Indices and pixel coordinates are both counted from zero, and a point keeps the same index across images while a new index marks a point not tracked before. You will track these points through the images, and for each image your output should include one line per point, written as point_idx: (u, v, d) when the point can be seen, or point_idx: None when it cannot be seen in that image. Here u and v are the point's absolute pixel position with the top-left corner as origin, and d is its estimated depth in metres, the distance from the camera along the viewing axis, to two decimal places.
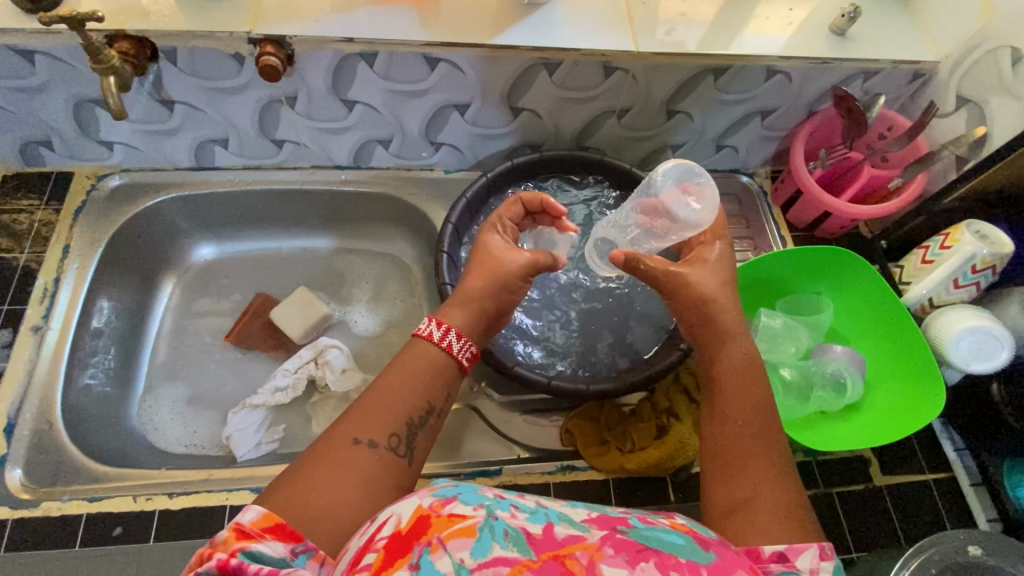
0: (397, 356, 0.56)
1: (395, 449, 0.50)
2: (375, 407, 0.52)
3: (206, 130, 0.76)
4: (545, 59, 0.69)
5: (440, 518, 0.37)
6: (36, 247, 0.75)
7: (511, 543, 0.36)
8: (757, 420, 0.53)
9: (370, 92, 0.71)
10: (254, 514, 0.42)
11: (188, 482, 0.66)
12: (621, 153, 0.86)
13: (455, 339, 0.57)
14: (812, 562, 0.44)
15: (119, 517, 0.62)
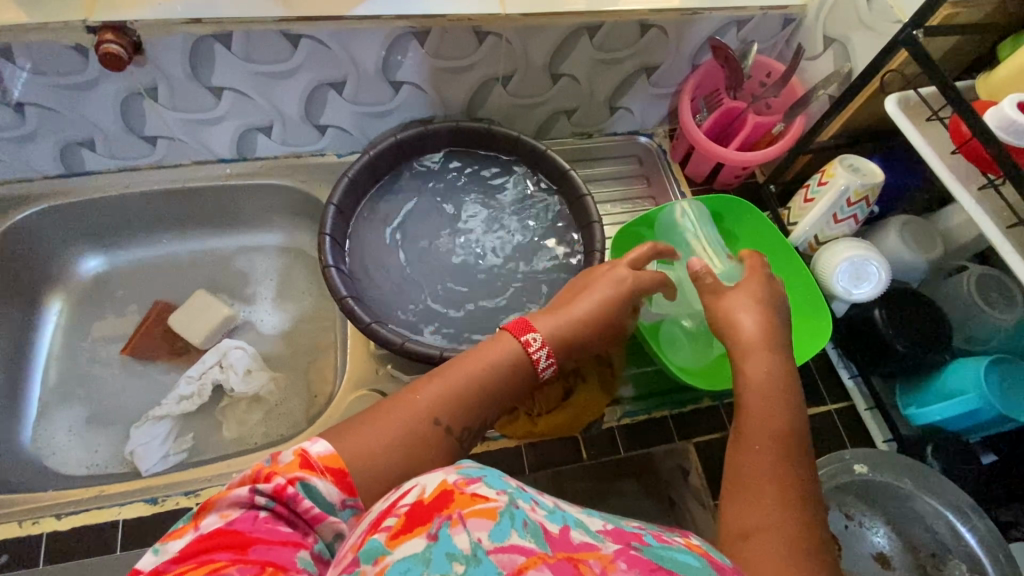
0: (487, 342, 0.50)
1: (464, 443, 0.46)
2: (477, 395, 0.47)
3: (68, 133, 0.72)
4: (412, 29, 0.67)
5: (462, 496, 0.34)
6: None
7: (529, 535, 0.33)
8: (778, 434, 0.46)
9: (236, 77, 0.69)
10: (321, 447, 0.40)
11: (79, 500, 0.62)
12: (516, 122, 0.86)
13: (547, 358, 0.50)
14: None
15: (4, 544, 0.60)
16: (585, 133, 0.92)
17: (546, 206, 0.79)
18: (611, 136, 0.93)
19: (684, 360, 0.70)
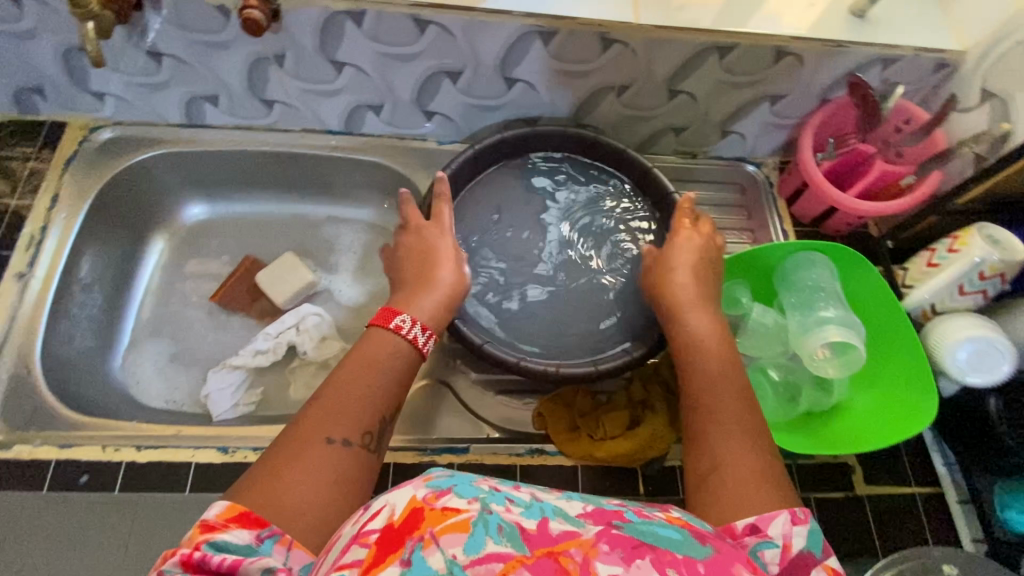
0: (352, 355, 0.54)
1: (368, 446, 0.49)
2: (336, 407, 0.49)
3: (196, 87, 0.75)
4: (540, 28, 0.66)
5: (434, 511, 0.35)
6: (26, 195, 0.76)
7: (505, 539, 0.34)
8: (729, 391, 0.54)
9: (360, 54, 0.70)
10: (218, 508, 0.41)
11: (158, 436, 0.66)
12: (621, 134, 0.83)
13: (421, 332, 0.57)
14: (784, 528, 0.44)
15: (86, 465, 0.63)
16: (690, 153, 0.88)
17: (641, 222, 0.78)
18: (715, 160, 0.89)
19: (769, 415, 0.66)
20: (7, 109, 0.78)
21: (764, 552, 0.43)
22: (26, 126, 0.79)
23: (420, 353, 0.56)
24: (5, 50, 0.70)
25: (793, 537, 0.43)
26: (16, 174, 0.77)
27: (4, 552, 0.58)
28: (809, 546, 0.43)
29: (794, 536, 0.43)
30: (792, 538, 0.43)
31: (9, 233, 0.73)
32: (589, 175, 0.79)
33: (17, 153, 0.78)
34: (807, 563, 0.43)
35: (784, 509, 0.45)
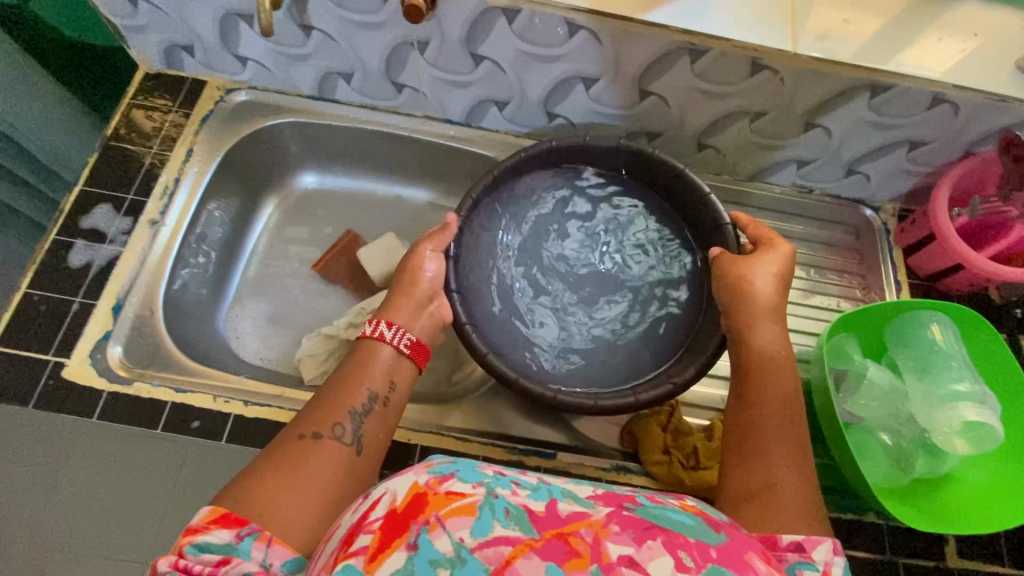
0: (346, 361, 0.61)
1: (342, 437, 0.54)
2: (314, 410, 0.55)
3: (335, 62, 0.77)
4: (692, 45, 0.65)
5: (437, 496, 0.39)
6: (163, 147, 0.79)
7: (512, 522, 0.38)
8: (782, 412, 0.56)
9: (502, 51, 0.70)
10: (202, 512, 0.47)
11: (263, 394, 0.69)
12: (739, 160, 0.82)
13: (388, 329, 0.62)
14: (825, 554, 0.45)
15: (198, 411, 0.66)
16: (806, 188, 0.86)
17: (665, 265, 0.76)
18: (831, 198, 0.87)
19: (875, 475, 0.64)
20: (155, 62, 0.81)
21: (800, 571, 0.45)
22: (167, 79, 0.82)
23: (398, 350, 0.61)
24: (168, 7, 0.72)
25: (831, 563, 0.45)
26: (155, 124, 0.80)
27: (118, 481, 0.62)
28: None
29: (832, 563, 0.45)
30: (830, 566, 0.44)
31: (146, 181, 0.76)
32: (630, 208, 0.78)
33: (157, 104, 0.81)
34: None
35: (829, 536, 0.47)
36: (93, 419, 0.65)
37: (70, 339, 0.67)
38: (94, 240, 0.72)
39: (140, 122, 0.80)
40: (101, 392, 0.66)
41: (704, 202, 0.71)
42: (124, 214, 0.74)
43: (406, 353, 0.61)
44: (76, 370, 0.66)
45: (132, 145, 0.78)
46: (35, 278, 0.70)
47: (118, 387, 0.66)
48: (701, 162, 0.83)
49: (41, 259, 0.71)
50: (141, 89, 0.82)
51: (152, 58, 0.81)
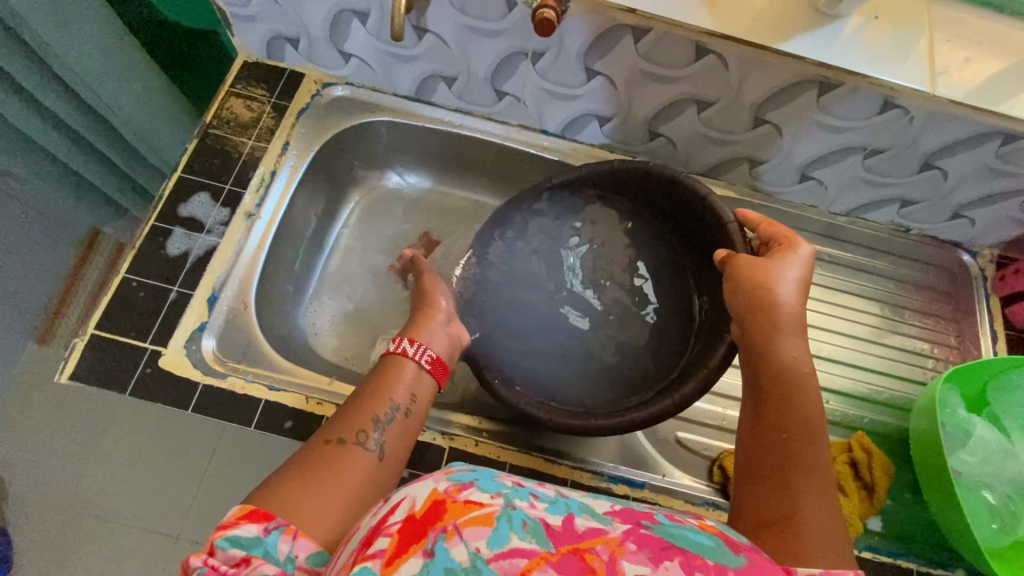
0: (372, 373, 0.60)
1: (363, 443, 0.52)
2: (343, 417, 0.54)
3: (441, 66, 0.75)
4: (823, 78, 0.62)
5: (456, 504, 0.36)
6: (261, 138, 0.78)
7: (529, 535, 0.35)
8: (799, 433, 0.51)
9: (620, 68, 0.68)
10: (231, 511, 0.45)
11: None
12: (840, 193, 0.80)
13: (410, 344, 0.61)
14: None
15: (290, 412, 0.66)
16: (903, 227, 0.85)
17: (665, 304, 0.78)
18: (927, 238, 0.85)
19: (980, 532, 0.64)
20: (256, 51, 0.80)
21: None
22: (266, 70, 0.82)
23: (420, 364, 0.61)
24: None
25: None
26: (253, 115, 0.79)
27: (213, 474, 0.62)
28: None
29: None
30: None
31: (243, 173, 0.76)
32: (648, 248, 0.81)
33: (255, 94, 0.80)
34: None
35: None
36: (189, 411, 0.65)
37: (167, 328, 0.68)
38: (193, 229, 0.72)
39: (238, 111, 0.79)
40: (197, 385, 0.66)
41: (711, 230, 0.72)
42: (222, 205, 0.74)
43: (426, 369, 0.61)
44: (172, 361, 0.66)
45: (230, 136, 0.78)
46: (136, 264, 0.70)
47: (213, 380, 0.66)
48: (800, 192, 0.82)
49: (140, 245, 0.71)
50: (240, 77, 0.81)
51: (253, 48, 0.80)
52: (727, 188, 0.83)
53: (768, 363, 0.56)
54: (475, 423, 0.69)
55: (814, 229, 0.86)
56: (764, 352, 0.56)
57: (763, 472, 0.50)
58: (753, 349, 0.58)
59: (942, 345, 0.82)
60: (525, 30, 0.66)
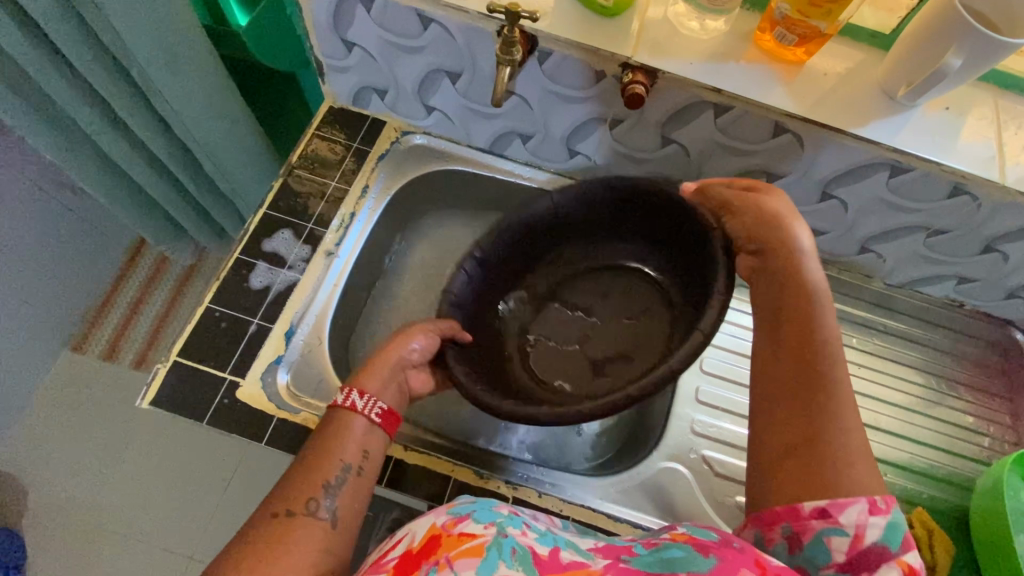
0: (319, 430, 0.59)
1: (315, 512, 0.53)
2: (289, 486, 0.54)
3: (519, 125, 0.79)
4: (896, 162, 0.65)
5: (450, 537, 0.44)
6: (342, 180, 0.82)
7: (517, 561, 0.42)
8: (807, 363, 0.55)
9: (696, 138, 0.72)
10: None
11: (419, 439, 0.70)
12: (898, 266, 0.82)
13: (359, 398, 0.60)
14: (859, 517, 0.47)
15: None
16: (956, 301, 0.87)
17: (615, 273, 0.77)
18: (981, 314, 0.88)
19: None
20: (342, 98, 0.85)
21: (830, 538, 0.48)
22: (350, 115, 0.86)
23: (370, 419, 0.60)
24: (380, 56, 0.75)
25: (868, 527, 0.47)
26: (336, 157, 0.83)
27: None
28: (885, 539, 0.47)
29: (869, 527, 0.47)
30: (866, 530, 0.47)
31: (326, 213, 0.79)
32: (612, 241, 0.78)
33: (339, 138, 0.85)
34: (879, 553, 0.46)
35: (866, 498, 0.48)
36: (262, 443, 0.67)
37: (245, 359, 0.70)
38: (275, 264, 0.75)
39: (322, 153, 0.84)
40: (271, 417, 0.67)
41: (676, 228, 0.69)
42: (304, 243, 0.77)
43: (379, 422, 0.60)
44: (248, 392, 0.68)
45: (314, 177, 0.82)
46: (218, 295, 0.73)
47: (287, 413, 0.68)
48: (857, 261, 0.84)
49: (223, 277, 0.74)
50: (326, 121, 0.85)
51: (341, 95, 0.85)
52: None
53: (791, 298, 0.58)
54: (538, 474, 0.69)
55: (869, 297, 0.87)
56: (793, 288, 0.58)
57: (781, 396, 0.55)
58: (777, 284, 0.60)
59: (985, 420, 0.83)
60: (609, 98, 0.70)
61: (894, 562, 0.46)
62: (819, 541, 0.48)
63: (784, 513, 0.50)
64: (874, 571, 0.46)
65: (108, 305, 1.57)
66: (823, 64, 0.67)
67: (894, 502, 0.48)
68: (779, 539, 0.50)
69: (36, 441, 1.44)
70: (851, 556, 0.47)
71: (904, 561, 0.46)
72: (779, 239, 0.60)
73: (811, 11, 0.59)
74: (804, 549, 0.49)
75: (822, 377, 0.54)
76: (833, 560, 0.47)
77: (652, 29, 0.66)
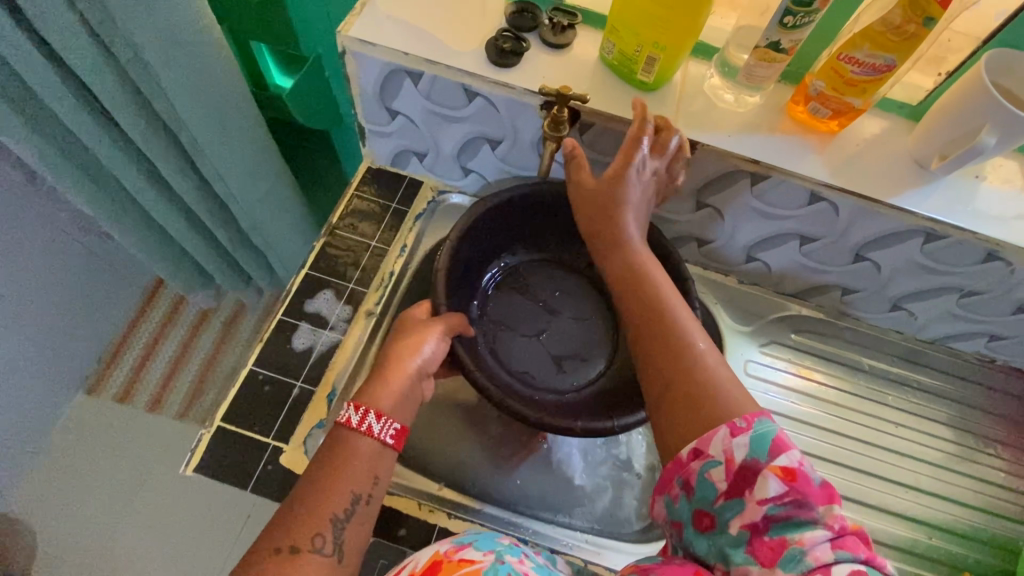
0: (324, 452, 0.57)
1: (319, 547, 0.52)
2: (295, 516, 0.53)
3: None
4: (930, 230, 0.67)
5: (451, 562, 0.51)
6: (383, 240, 0.84)
7: None
8: (649, 311, 0.60)
9: (732, 204, 0.74)
10: None
11: (462, 504, 0.72)
12: (928, 323, 0.83)
13: (375, 420, 0.58)
14: (723, 443, 0.48)
15: (404, 519, 0.69)
16: (987, 357, 0.87)
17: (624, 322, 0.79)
18: (1013, 369, 0.88)
19: None
20: (380, 159, 0.87)
21: (710, 472, 0.48)
22: (388, 175, 0.88)
23: (382, 441, 0.58)
24: (423, 124, 0.77)
25: (733, 449, 0.47)
26: (375, 218, 0.86)
27: None
28: (752, 454, 0.47)
29: (735, 449, 0.47)
30: (733, 451, 0.47)
31: (367, 273, 0.81)
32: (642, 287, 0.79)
33: (379, 198, 0.87)
34: (754, 469, 0.46)
35: (725, 425, 0.49)
36: None
37: (289, 423, 0.70)
38: (318, 325, 0.76)
39: (361, 214, 0.86)
40: None
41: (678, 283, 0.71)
42: (345, 303, 0.78)
43: (389, 446, 0.59)
44: (292, 458, 0.68)
45: (354, 236, 0.84)
46: (263, 358, 0.74)
47: None
48: (887, 318, 0.85)
49: (268, 338, 0.75)
50: (364, 181, 0.88)
51: (379, 156, 0.87)
52: (815, 310, 0.88)
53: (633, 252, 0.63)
54: (581, 542, 0.72)
55: (899, 352, 0.88)
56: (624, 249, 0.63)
57: (646, 330, 0.59)
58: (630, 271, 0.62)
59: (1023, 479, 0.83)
60: None
61: (767, 470, 0.46)
62: (702, 478, 0.49)
63: (673, 468, 0.51)
64: (757, 489, 0.46)
65: (124, 346, 1.54)
66: (858, 132, 0.69)
67: (753, 415, 0.49)
68: (678, 492, 0.51)
69: (44, 489, 1.40)
70: (730, 482, 0.47)
71: (775, 467, 0.46)
72: (612, 189, 0.63)
73: (846, 89, 0.62)
74: (695, 492, 0.49)
75: (682, 352, 0.56)
76: (717, 492, 0.48)
77: (690, 102, 0.68)
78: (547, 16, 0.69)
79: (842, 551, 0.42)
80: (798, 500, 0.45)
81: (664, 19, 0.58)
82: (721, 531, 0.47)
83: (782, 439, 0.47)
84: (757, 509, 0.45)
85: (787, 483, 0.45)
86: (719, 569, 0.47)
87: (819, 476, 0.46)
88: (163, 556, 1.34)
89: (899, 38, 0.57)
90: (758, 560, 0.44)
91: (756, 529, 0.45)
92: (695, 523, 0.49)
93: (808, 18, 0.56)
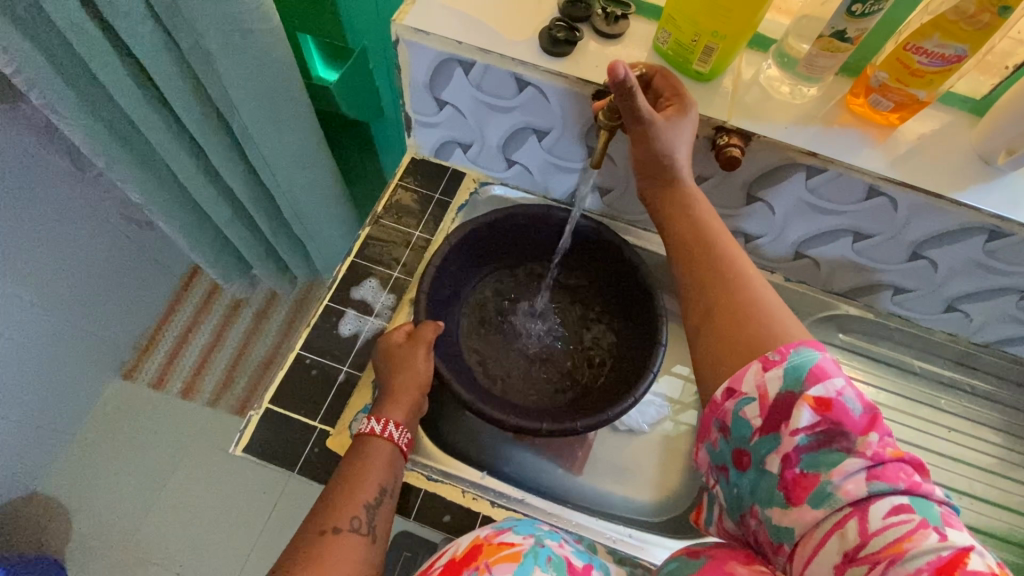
0: (353, 451, 0.63)
1: (358, 528, 0.57)
2: (333, 504, 0.58)
3: (604, 179, 0.80)
4: (996, 227, 0.65)
5: (490, 547, 0.54)
6: (427, 231, 0.85)
7: (550, 568, 0.52)
8: (698, 237, 0.62)
9: (786, 199, 0.73)
10: None
11: (505, 493, 0.72)
12: (983, 326, 0.81)
13: (394, 428, 0.64)
14: (756, 379, 0.50)
15: (448, 506, 0.70)
16: None
17: (599, 337, 0.82)
18: None
19: None
20: (425, 150, 0.88)
21: (744, 410, 0.50)
22: (430, 165, 0.89)
23: (400, 448, 0.64)
24: (470, 115, 0.77)
25: (768, 383, 0.49)
26: (417, 208, 0.87)
27: None
28: (786, 386, 0.48)
29: (768, 382, 0.49)
30: (767, 386, 0.49)
31: (411, 262, 0.82)
32: (618, 304, 0.82)
33: (420, 188, 0.88)
34: (787, 401, 0.48)
35: (758, 360, 0.51)
36: None
37: (335, 407, 0.72)
38: (363, 312, 0.78)
39: (402, 205, 0.87)
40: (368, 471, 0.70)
41: (651, 295, 0.73)
42: (390, 292, 0.80)
43: (403, 451, 0.65)
44: (337, 441, 0.70)
45: (398, 225, 0.85)
46: (310, 343, 0.76)
47: None
48: (940, 320, 0.83)
49: (314, 324, 0.77)
50: (408, 171, 0.89)
51: (424, 147, 0.87)
52: (863, 310, 0.85)
53: (699, 225, 0.63)
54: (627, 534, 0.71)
55: (950, 355, 0.86)
56: (693, 228, 0.63)
57: (696, 266, 0.61)
58: (684, 219, 0.63)
59: None
60: (698, 158, 0.72)
61: (801, 401, 0.47)
62: (737, 417, 0.51)
63: (711, 411, 0.54)
64: (792, 419, 0.47)
65: (160, 332, 1.56)
66: (920, 127, 0.67)
67: (788, 347, 0.50)
68: (718, 435, 0.53)
69: (79, 471, 1.43)
70: (764, 418, 0.49)
71: (809, 396, 0.47)
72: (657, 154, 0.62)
73: (911, 80, 0.60)
74: (732, 431, 0.51)
75: (755, 347, 0.52)
76: (753, 428, 0.50)
77: (746, 94, 0.67)
78: (601, 6, 0.69)
79: (878, 482, 0.43)
80: (831, 429, 0.46)
81: (723, 9, 0.57)
82: (757, 466, 0.49)
83: (821, 367, 0.48)
84: (790, 440, 0.47)
85: (820, 413, 0.46)
86: (756, 509, 0.49)
87: (859, 406, 0.47)
88: (195, 539, 1.37)
89: (971, 27, 0.55)
90: (790, 493, 0.46)
91: (789, 460, 0.47)
92: (734, 463, 0.52)
93: (877, 6, 0.55)
